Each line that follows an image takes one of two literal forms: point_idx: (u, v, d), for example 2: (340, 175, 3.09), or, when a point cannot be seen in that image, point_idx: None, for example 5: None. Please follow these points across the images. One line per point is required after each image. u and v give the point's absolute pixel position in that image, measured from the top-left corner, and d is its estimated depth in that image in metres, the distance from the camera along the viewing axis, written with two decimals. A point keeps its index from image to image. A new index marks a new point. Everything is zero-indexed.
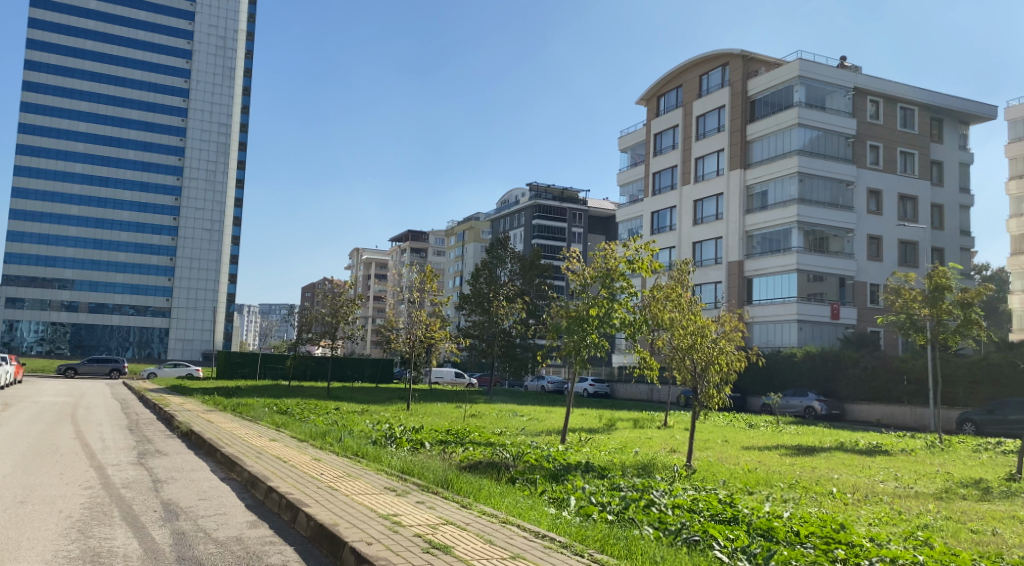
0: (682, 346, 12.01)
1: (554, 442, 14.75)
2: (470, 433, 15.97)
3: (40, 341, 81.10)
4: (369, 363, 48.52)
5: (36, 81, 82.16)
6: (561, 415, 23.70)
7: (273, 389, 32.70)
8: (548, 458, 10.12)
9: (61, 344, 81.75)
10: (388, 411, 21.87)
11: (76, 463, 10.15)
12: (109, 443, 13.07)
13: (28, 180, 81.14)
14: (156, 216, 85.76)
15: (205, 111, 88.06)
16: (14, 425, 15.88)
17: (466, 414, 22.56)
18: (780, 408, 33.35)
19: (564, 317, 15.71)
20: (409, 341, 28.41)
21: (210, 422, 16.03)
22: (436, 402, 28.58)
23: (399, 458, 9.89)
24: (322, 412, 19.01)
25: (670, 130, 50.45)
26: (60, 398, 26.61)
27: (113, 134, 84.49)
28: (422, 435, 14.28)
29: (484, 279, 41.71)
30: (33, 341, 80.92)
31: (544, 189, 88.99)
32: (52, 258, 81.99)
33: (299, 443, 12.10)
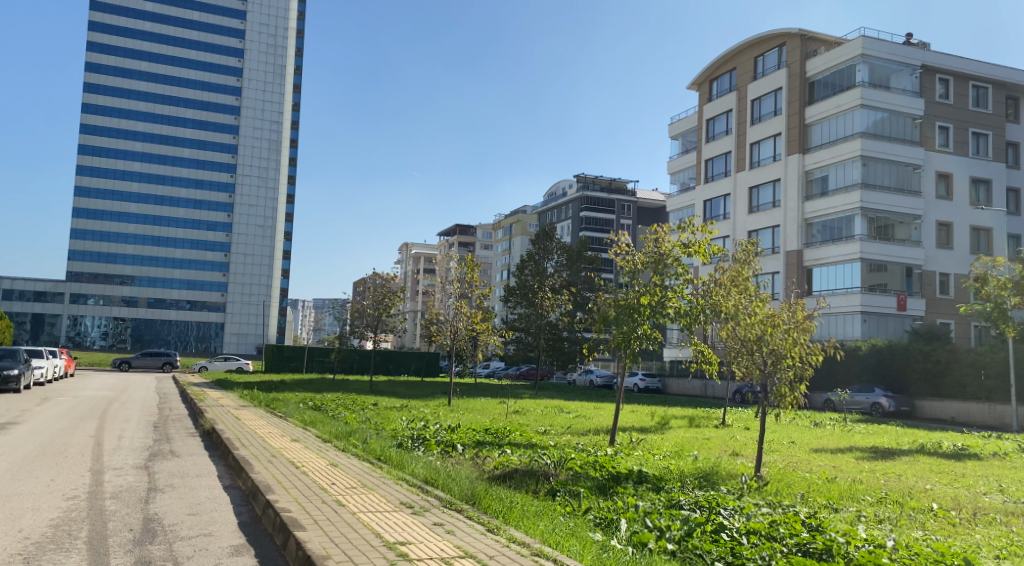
0: (748, 338, 10.58)
1: (601, 445, 13.35)
2: (510, 433, 14.70)
3: (104, 336, 82.66)
4: (415, 357, 47.96)
5: (95, 82, 83.61)
6: (610, 412, 22.32)
7: (316, 383, 32.10)
8: (596, 465, 8.88)
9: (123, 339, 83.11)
10: (427, 407, 20.82)
11: (75, 467, 9.24)
12: (125, 442, 12.26)
13: (89, 179, 82.68)
14: (210, 213, 86.85)
15: (256, 108, 88.90)
16: (37, 421, 15.25)
17: (510, 411, 21.43)
18: (846, 405, 31.35)
19: (611, 306, 14.25)
20: (451, 334, 27.30)
21: (235, 420, 15.10)
22: (479, 397, 27.47)
23: (424, 465, 8.72)
24: (355, 409, 17.93)
25: (724, 115, 48.30)
26: (103, 392, 26.37)
27: (169, 132, 85.73)
28: (456, 435, 13.03)
29: (530, 270, 40.60)
30: (97, 335, 82.49)
31: (593, 180, 87.21)
32: (112, 254, 83.40)
33: (320, 444, 11.01)
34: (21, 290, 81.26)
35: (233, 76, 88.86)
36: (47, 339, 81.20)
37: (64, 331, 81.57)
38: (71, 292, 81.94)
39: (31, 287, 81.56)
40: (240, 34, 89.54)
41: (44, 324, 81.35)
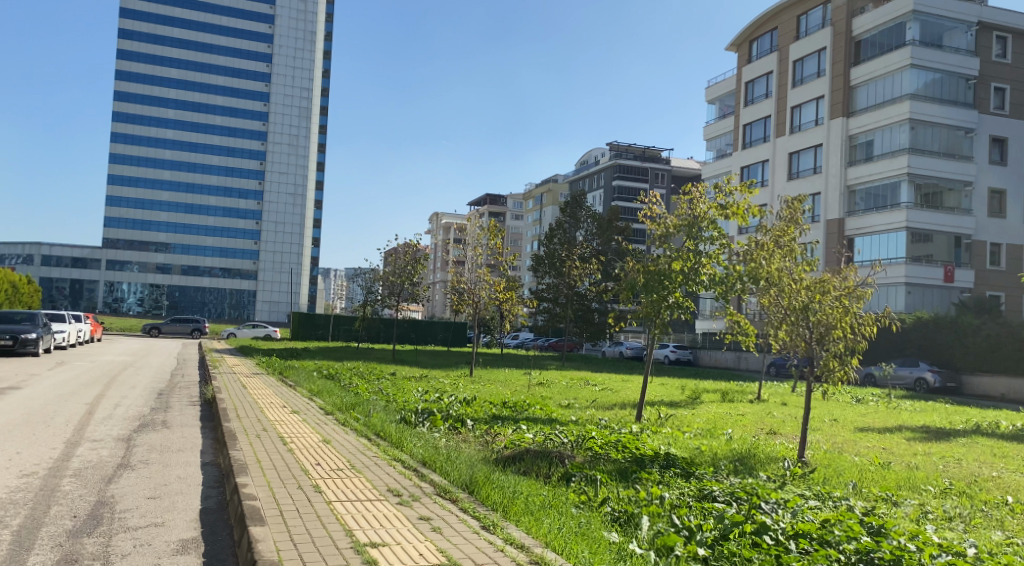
0: (793, 307, 9.43)
1: (626, 421, 12.33)
2: (529, 406, 13.78)
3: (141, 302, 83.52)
4: (442, 327, 47.25)
5: (128, 49, 83.29)
6: (639, 385, 21.30)
7: (338, 351, 31.57)
8: (619, 447, 7.92)
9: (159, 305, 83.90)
10: (447, 378, 20.04)
11: (50, 439, 8.43)
12: (120, 411, 11.56)
13: (123, 146, 82.78)
14: (242, 180, 86.81)
15: (287, 75, 88.26)
16: (39, 387, 14.75)
17: (534, 383, 20.60)
18: (888, 380, 29.93)
19: (639, 273, 13.13)
20: (474, 303, 26.25)
21: (243, 388, 14.34)
22: (503, 368, 26.63)
23: (426, 444, 7.82)
24: (372, 379, 17.15)
25: (763, 77, 46.23)
26: (123, 358, 26.07)
27: (201, 99, 85.54)
28: (470, 409, 12.12)
29: (558, 239, 39.53)
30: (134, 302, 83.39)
31: (625, 148, 84.78)
32: (147, 222, 83.73)
33: (321, 418, 10.13)
34: (58, 257, 81.95)
35: (264, 43, 88.15)
36: (86, 305, 82.05)
37: (102, 298, 82.43)
38: (109, 259, 82.48)
39: (69, 254, 82.24)
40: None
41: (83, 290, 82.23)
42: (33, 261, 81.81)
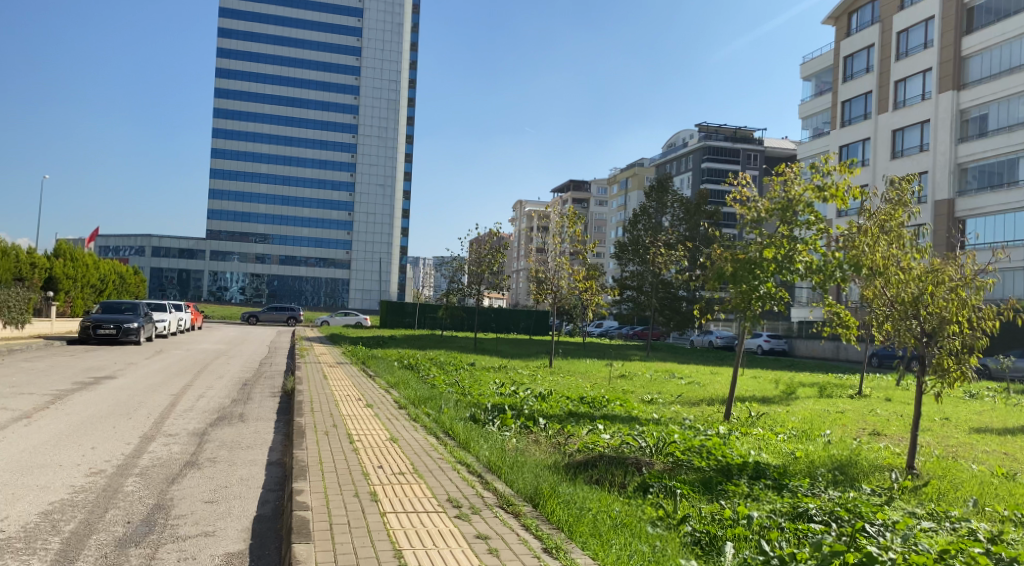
0: (903, 299, 8.51)
1: (714, 421, 11.61)
2: (610, 402, 13.20)
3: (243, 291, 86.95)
4: (524, 315, 47.02)
5: (227, 48, 86.44)
6: (729, 379, 20.37)
7: (422, 339, 31.83)
8: (702, 454, 7.29)
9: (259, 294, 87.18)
10: (527, 369, 19.73)
11: (126, 433, 8.49)
12: (203, 403, 11.70)
13: (224, 141, 86.17)
14: (334, 172, 89.13)
15: (375, 68, 89.88)
16: (133, 376, 15.31)
17: (617, 375, 20.00)
18: (1005, 373, 27.72)
19: (728, 261, 12.30)
20: (555, 293, 25.76)
21: (323, 379, 14.38)
22: (585, 358, 26.12)
23: (495, 446, 7.42)
24: (451, 370, 16.99)
25: (864, 51, 43.51)
26: (218, 347, 26.93)
27: (294, 94, 88.06)
28: (547, 404, 11.66)
29: (643, 225, 38.49)
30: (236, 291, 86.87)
31: (715, 129, 82.14)
32: (246, 214, 87.04)
33: (394, 412, 9.89)
34: (167, 248, 85.71)
35: (354, 37, 90.00)
36: (193, 294, 85.74)
37: (207, 287, 86.15)
38: (213, 250, 86.02)
39: (176, 245, 85.78)
40: None
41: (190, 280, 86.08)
42: (145, 253, 85.82)
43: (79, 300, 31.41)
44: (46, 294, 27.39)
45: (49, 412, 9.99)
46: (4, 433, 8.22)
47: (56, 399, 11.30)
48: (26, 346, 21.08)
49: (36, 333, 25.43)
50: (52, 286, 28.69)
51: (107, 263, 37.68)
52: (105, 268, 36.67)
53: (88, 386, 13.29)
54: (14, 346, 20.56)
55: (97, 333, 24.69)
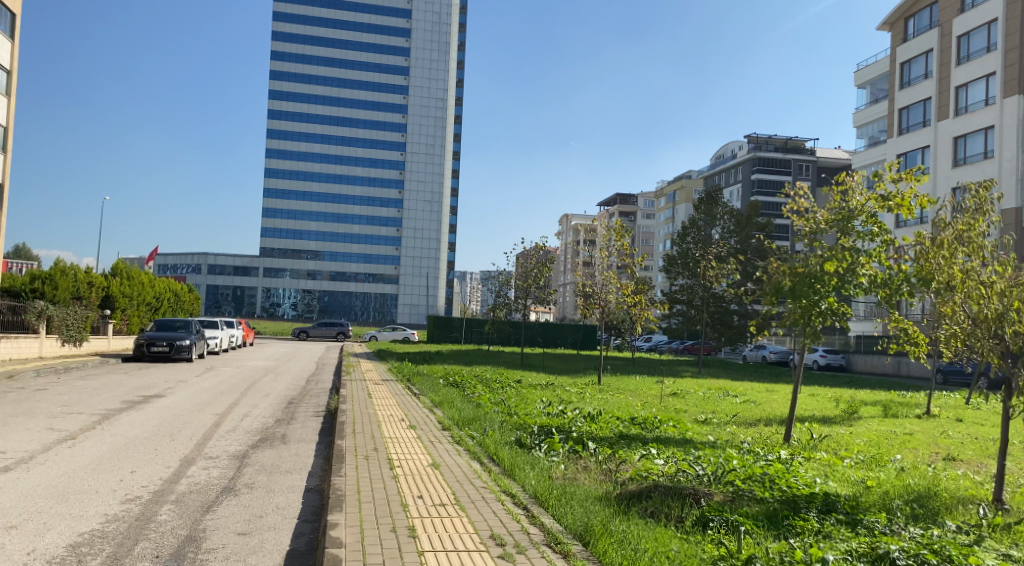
0: (985, 316, 7.87)
1: (773, 444, 10.98)
2: (662, 423, 12.66)
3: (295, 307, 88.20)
4: (572, 330, 46.49)
5: (280, 69, 88.19)
6: (786, 397, 19.55)
7: (468, 355, 31.61)
8: (766, 489, 6.76)
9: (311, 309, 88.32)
10: (575, 387, 19.26)
11: (167, 456, 8.33)
12: (247, 423, 11.55)
13: (276, 161, 87.87)
14: (383, 190, 90.17)
15: (423, 86, 90.89)
16: (182, 395, 15.34)
17: (669, 393, 19.41)
18: None
19: (785, 275, 11.67)
20: (602, 307, 25.29)
21: (367, 398, 14.13)
22: (634, 374, 25.52)
23: (541, 474, 7.01)
24: (497, 388, 16.60)
25: (922, 56, 42.04)
26: (267, 363, 27.10)
27: (345, 113, 89.42)
28: (595, 426, 11.21)
29: (693, 237, 37.67)
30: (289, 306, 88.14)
31: (765, 140, 80.63)
32: (297, 231, 88.45)
33: (437, 435, 9.55)
34: (222, 266, 87.37)
35: (401, 56, 91.17)
36: (247, 310, 87.08)
37: (261, 303, 87.48)
38: (267, 266, 87.63)
39: (230, 262, 87.43)
40: (407, 14, 91.38)
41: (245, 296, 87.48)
42: (201, 271, 87.48)
43: (135, 318, 32.04)
44: (104, 312, 28.03)
45: (94, 432, 9.91)
46: (46, 455, 8.11)
47: (103, 418, 11.27)
48: (81, 364, 21.43)
49: (93, 350, 25.92)
50: (110, 304, 29.30)
51: (161, 280, 38.45)
52: (160, 285, 37.44)
53: (136, 404, 13.30)
54: (70, 364, 20.89)
55: (151, 350, 25.05)
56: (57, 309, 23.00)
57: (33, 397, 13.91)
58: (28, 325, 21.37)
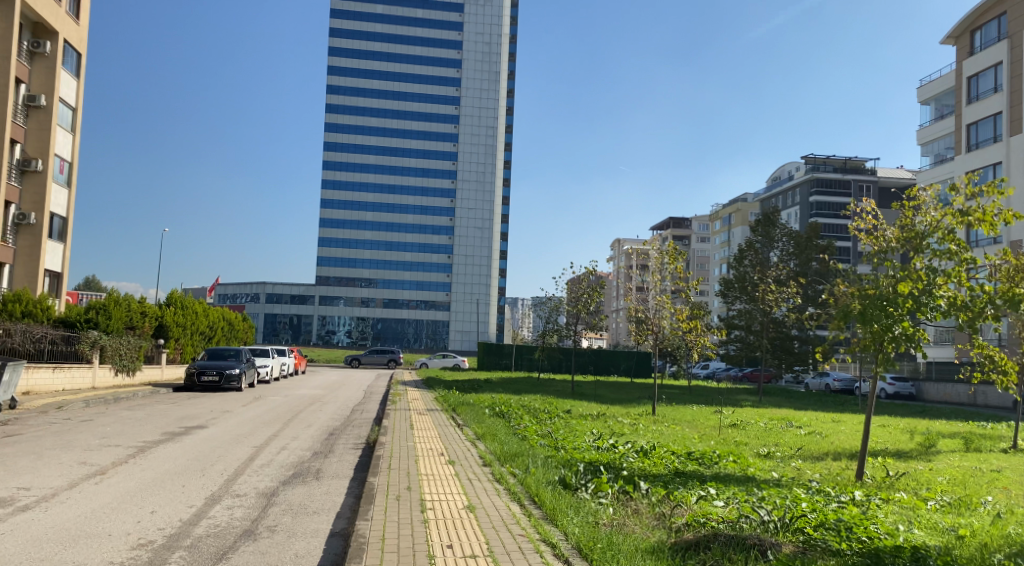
0: None
1: (844, 482, 10.01)
2: (721, 459, 11.77)
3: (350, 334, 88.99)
4: (625, 356, 45.45)
5: (334, 103, 89.88)
6: (855, 429, 18.35)
7: (519, 383, 30.97)
8: (845, 543, 5.94)
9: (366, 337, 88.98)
10: (628, 417, 18.43)
11: (192, 494, 7.91)
12: (284, 456, 11.14)
13: (332, 192, 89.27)
14: (435, 218, 90.78)
15: (474, 116, 91.69)
16: (224, 426, 15.11)
17: (728, 424, 18.42)
18: None
19: (855, 298, 10.72)
20: (656, 334, 24.37)
21: (409, 430, 13.59)
22: (690, 404, 24.50)
23: (586, 521, 6.36)
24: (545, 419, 15.89)
25: (990, 70, 40.18)
26: (316, 392, 26.90)
27: (397, 144, 90.55)
28: (649, 461, 10.44)
29: (750, 260, 36.40)
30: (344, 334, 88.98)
31: (823, 161, 78.52)
32: (352, 260, 89.48)
33: (476, 472, 8.94)
34: (280, 295, 88.94)
35: (452, 86, 92.18)
36: (304, 338, 88.25)
37: (317, 331, 88.59)
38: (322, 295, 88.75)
39: (287, 291, 88.95)
40: (457, 45, 92.47)
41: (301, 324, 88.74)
42: (259, 300, 89.22)
43: (189, 347, 32.45)
44: (157, 341, 28.43)
45: (125, 467, 9.61)
46: (70, 493, 7.79)
47: (140, 452, 11.04)
48: (133, 394, 21.55)
49: (146, 380, 26.19)
50: (163, 334, 29.69)
51: (216, 309, 38.92)
52: (215, 315, 38.01)
53: (176, 436, 13.07)
54: (121, 394, 21.01)
55: (201, 380, 25.17)
56: (110, 339, 23.23)
57: (77, 428, 13.83)
58: (82, 355, 21.57)
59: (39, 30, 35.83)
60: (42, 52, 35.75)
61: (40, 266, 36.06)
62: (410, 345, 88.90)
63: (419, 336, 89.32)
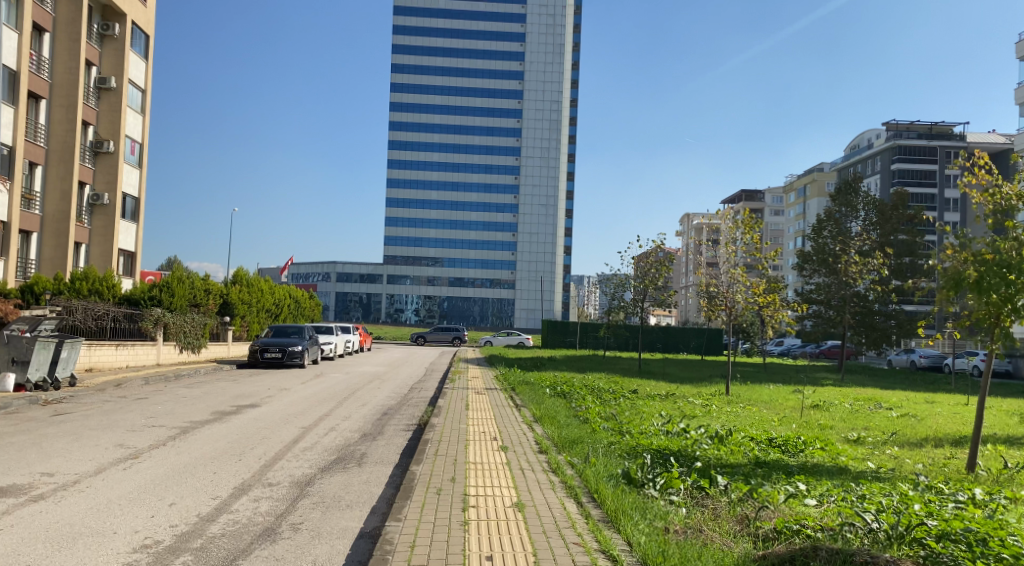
0: None
1: (958, 477, 8.68)
2: (809, 447, 10.52)
3: (418, 312, 89.54)
4: (694, 333, 43.84)
5: (399, 82, 89.65)
6: (953, 411, 16.74)
7: (583, 361, 29.97)
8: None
9: (434, 316, 89.39)
10: (700, 398, 17.23)
11: (219, 484, 7.24)
12: (331, 439, 10.47)
13: (397, 171, 89.47)
14: (500, 195, 90.00)
15: (538, 90, 90.21)
16: (277, 405, 14.65)
17: (811, 406, 17.00)
18: None
19: (971, 264, 9.21)
20: (728, 311, 22.97)
21: (464, 412, 12.77)
22: (766, 383, 23.00)
23: (654, 527, 5.36)
24: (610, 400, 14.84)
25: None
26: (378, 370, 26.52)
27: (462, 121, 89.92)
28: (726, 450, 9.34)
29: (830, 231, 34.47)
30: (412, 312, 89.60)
31: (907, 127, 74.40)
32: (418, 238, 89.56)
33: (531, 460, 8.02)
34: (350, 274, 90.15)
35: (517, 61, 90.69)
36: (374, 317, 89.46)
37: (385, 309, 89.49)
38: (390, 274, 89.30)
39: (357, 270, 90.07)
40: (521, 19, 90.87)
41: (371, 303, 89.80)
42: (330, 279, 90.71)
43: (255, 324, 32.69)
44: (223, 319, 28.59)
45: (162, 450, 9.10)
46: (93, 480, 7.25)
47: (183, 433, 10.57)
48: (195, 371, 21.52)
49: (212, 357, 26.34)
50: (229, 311, 29.87)
51: (281, 287, 39.22)
52: (281, 292, 38.30)
53: (225, 416, 12.63)
54: (183, 371, 20.96)
55: (264, 357, 25.06)
56: (173, 317, 23.27)
57: (129, 406, 13.58)
58: (145, 332, 21.66)
59: (108, 12, 36.31)
60: (111, 35, 36.25)
61: (115, 246, 36.89)
62: (477, 323, 88.81)
63: (486, 314, 89.07)
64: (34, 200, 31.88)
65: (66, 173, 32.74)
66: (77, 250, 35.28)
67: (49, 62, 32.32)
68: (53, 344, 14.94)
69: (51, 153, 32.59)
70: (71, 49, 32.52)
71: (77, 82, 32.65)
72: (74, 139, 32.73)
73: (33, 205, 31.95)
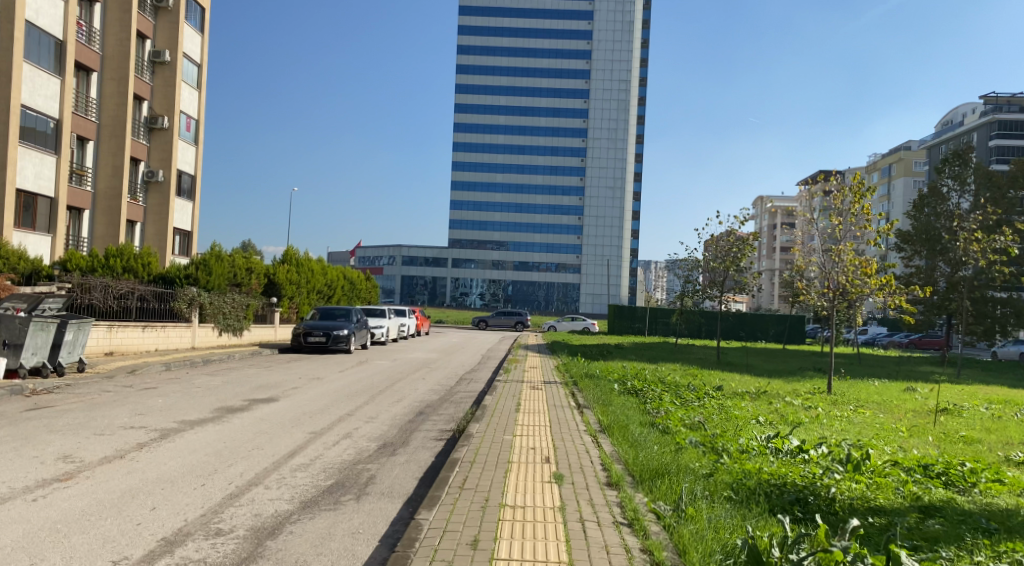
0: None
1: None
2: (981, 480, 7.61)
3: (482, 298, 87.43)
4: (776, 321, 40.27)
5: (465, 63, 87.62)
6: None
7: (655, 350, 27.14)
8: None
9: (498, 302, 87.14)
10: (798, 398, 14.33)
11: (136, 536, 4.95)
12: (336, 452, 8.15)
13: (463, 153, 87.65)
14: (566, 177, 87.03)
15: (607, 69, 86.50)
16: (298, 399, 12.51)
17: (941, 411, 13.83)
18: None
19: None
20: (827, 295, 18.96)
21: (511, 414, 10.29)
22: (870, 379, 19.79)
23: None
24: (692, 401, 12.19)
25: None
26: (428, 357, 24.35)
27: (528, 103, 87.30)
28: (871, 489, 6.62)
29: (932, 207, 30.83)
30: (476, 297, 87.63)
31: (1006, 100, 68.60)
32: (483, 222, 87.47)
33: (598, 503, 5.49)
34: (414, 257, 88.49)
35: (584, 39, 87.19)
36: (438, 301, 88.05)
37: (450, 292, 87.94)
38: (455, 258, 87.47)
39: (422, 253, 88.40)
40: None
41: (435, 287, 88.34)
42: (395, 262, 89.15)
43: (305, 306, 31.09)
44: (269, 300, 26.77)
45: (111, 467, 6.96)
46: None
47: (161, 438, 8.47)
48: (230, 356, 19.77)
49: (256, 340, 24.64)
50: (275, 292, 28.31)
51: (337, 269, 37.73)
52: (335, 274, 36.75)
53: (229, 414, 10.53)
54: (216, 356, 19.24)
55: (308, 341, 23.21)
56: (210, 298, 21.54)
57: (126, 399, 11.59)
58: (178, 313, 20.02)
59: None
60: (165, 6, 35.07)
61: (169, 225, 35.86)
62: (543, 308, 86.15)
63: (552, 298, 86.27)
64: (86, 176, 30.87)
65: (117, 148, 31.63)
66: (131, 228, 34.33)
67: (100, 34, 31.19)
68: (55, 326, 13.21)
69: (103, 128, 31.55)
70: (123, 19, 31.39)
71: (129, 55, 31.43)
72: (125, 113, 31.57)
73: (85, 181, 30.93)
